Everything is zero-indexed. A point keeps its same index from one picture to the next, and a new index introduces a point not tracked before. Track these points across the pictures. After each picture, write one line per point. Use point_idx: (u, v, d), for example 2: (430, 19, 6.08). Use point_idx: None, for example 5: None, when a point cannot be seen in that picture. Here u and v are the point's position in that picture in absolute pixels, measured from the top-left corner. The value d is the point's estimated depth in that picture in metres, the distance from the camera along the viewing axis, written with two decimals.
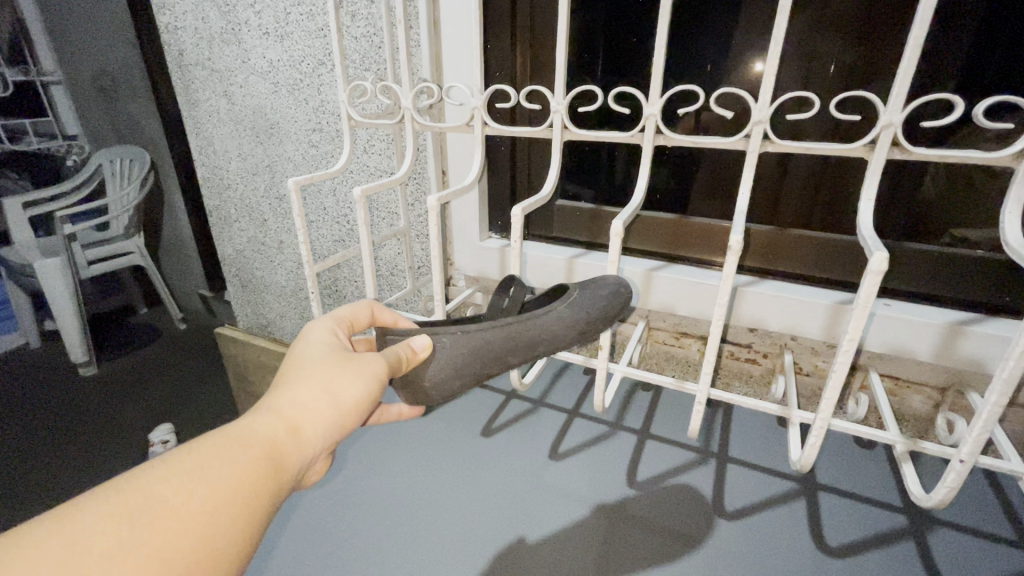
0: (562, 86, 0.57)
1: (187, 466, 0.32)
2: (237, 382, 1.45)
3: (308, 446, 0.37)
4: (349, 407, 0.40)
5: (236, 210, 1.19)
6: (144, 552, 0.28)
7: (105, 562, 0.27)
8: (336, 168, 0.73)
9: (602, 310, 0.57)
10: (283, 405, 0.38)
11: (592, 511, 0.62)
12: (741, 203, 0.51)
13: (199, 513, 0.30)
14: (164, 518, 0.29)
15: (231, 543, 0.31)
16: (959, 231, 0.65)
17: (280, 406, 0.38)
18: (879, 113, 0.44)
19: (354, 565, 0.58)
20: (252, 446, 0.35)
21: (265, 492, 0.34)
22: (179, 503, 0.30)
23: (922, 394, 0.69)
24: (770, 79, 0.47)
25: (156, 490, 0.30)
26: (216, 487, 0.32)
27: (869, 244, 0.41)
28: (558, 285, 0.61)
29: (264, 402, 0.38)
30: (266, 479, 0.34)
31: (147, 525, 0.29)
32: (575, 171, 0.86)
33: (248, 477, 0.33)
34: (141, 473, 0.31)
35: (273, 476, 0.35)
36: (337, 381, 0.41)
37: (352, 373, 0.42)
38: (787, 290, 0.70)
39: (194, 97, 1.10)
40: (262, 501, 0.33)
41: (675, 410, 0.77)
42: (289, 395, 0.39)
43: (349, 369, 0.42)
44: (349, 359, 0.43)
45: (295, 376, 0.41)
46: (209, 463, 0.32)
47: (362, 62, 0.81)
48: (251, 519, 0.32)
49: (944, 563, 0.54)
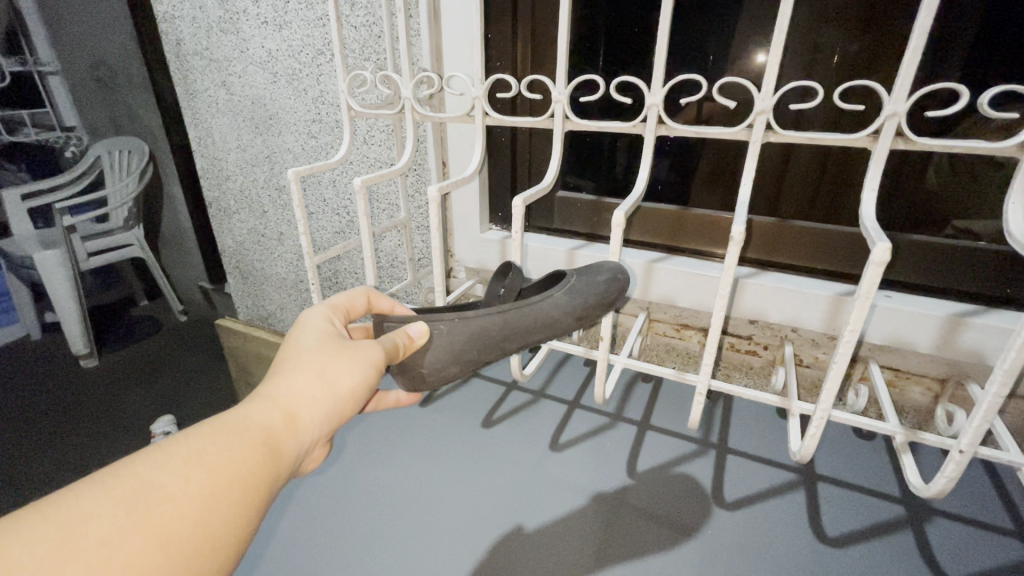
0: (563, 75, 0.57)
1: (184, 453, 0.32)
2: (238, 374, 1.46)
3: (306, 433, 0.37)
4: (347, 393, 0.40)
5: (236, 202, 1.18)
6: (143, 537, 0.28)
7: (103, 546, 0.27)
8: (336, 158, 0.73)
9: (605, 294, 0.56)
10: (280, 392, 0.38)
11: (593, 501, 0.62)
12: (742, 194, 0.51)
13: (197, 499, 0.30)
14: (162, 503, 0.29)
15: (230, 528, 0.31)
16: (961, 222, 0.65)
17: (277, 393, 0.38)
18: (884, 103, 0.44)
19: (355, 553, 0.59)
20: (249, 432, 0.35)
21: (263, 478, 0.34)
22: (176, 489, 0.30)
23: (922, 385, 0.69)
24: (774, 68, 0.47)
25: (153, 476, 0.30)
26: (213, 473, 0.32)
27: (871, 235, 0.41)
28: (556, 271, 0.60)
29: (261, 390, 0.39)
30: (263, 464, 0.34)
31: (144, 509, 0.29)
32: (576, 161, 0.85)
33: (246, 462, 0.33)
34: (139, 459, 0.31)
35: (271, 462, 0.35)
36: (334, 368, 0.41)
37: (349, 360, 0.42)
38: (788, 282, 0.70)
39: (192, 88, 1.09)
40: (260, 487, 0.34)
41: (675, 401, 0.78)
42: (286, 383, 0.39)
43: (346, 357, 0.42)
44: (345, 346, 0.43)
45: (292, 363, 0.41)
46: (206, 450, 0.33)
47: (362, 52, 0.81)
48: (249, 503, 0.33)
49: (941, 552, 0.55)
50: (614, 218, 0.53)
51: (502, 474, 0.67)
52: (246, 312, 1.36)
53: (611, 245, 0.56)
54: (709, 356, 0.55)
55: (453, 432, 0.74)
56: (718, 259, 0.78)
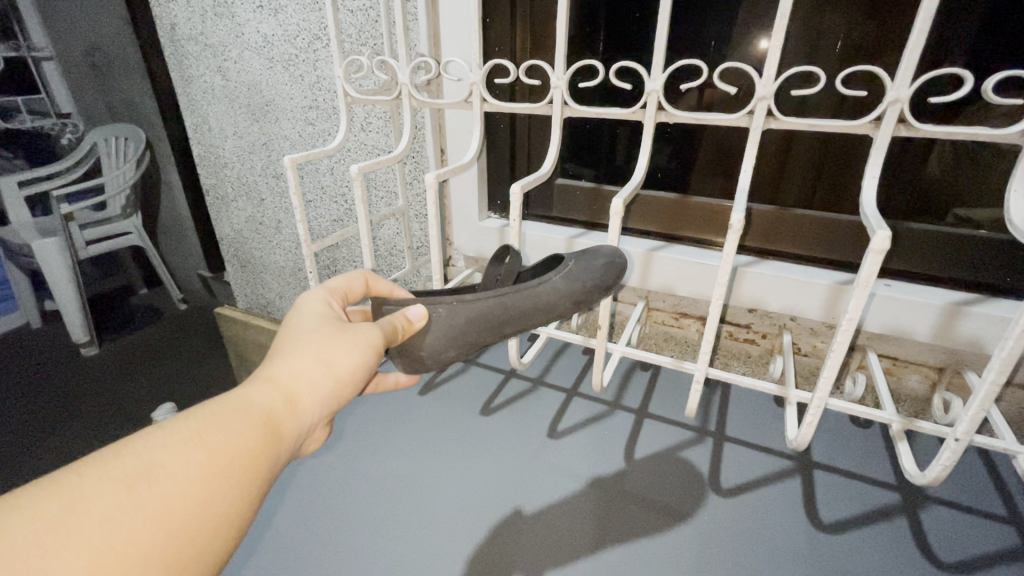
0: (562, 60, 0.56)
1: (184, 433, 0.32)
2: (238, 362, 1.46)
3: (306, 414, 0.37)
4: (346, 375, 0.40)
5: (234, 189, 1.18)
6: (144, 516, 0.28)
7: (104, 523, 0.27)
8: (333, 144, 0.72)
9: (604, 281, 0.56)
10: (279, 374, 0.38)
11: (591, 488, 0.63)
12: (743, 181, 0.51)
13: (199, 478, 0.31)
14: (163, 482, 0.29)
15: (232, 507, 0.32)
16: (963, 211, 0.65)
17: (277, 375, 0.38)
18: (887, 89, 0.43)
19: (354, 538, 0.59)
20: (249, 414, 0.35)
21: (264, 458, 0.34)
22: (177, 469, 0.30)
23: (919, 374, 0.69)
24: (776, 54, 0.46)
25: (153, 456, 0.30)
26: (214, 453, 0.32)
27: (872, 223, 0.40)
28: (553, 254, 0.60)
29: (260, 372, 0.39)
30: (264, 445, 0.34)
31: (145, 488, 0.29)
32: (576, 149, 0.85)
33: (246, 443, 0.33)
34: (139, 440, 0.31)
35: (271, 442, 0.35)
36: (333, 350, 0.41)
37: (348, 342, 0.42)
38: (788, 271, 0.70)
39: (187, 74, 1.08)
40: (261, 466, 0.34)
41: (673, 390, 0.78)
42: (286, 365, 0.39)
43: (345, 339, 0.42)
44: (345, 329, 0.43)
45: (291, 346, 0.41)
46: (206, 430, 0.33)
47: (359, 37, 0.79)
48: (250, 483, 0.33)
49: (935, 539, 0.56)
50: (613, 206, 0.53)
51: (500, 461, 0.67)
52: (245, 301, 1.36)
53: (610, 233, 0.56)
54: (707, 344, 0.54)
55: (451, 419, 0.74)
56: (718, 247, 0.78)
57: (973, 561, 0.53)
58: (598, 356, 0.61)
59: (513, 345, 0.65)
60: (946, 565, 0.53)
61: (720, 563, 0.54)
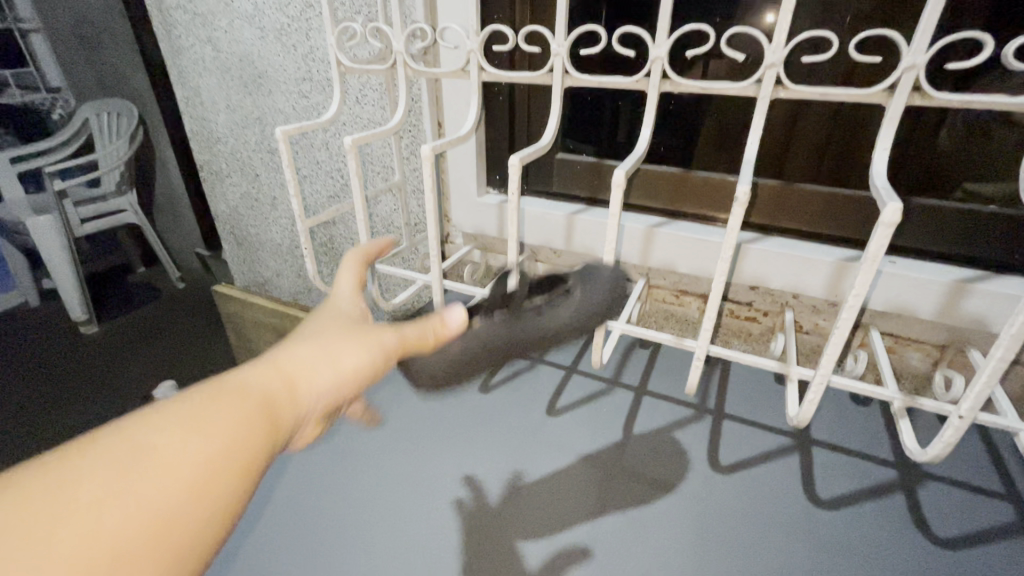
0: (563, 26, 0.54)
1: (184, 415, 0.31)
2: (236, 340, 1.46)
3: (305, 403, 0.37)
4: (350, 370, 0.40)
5: (228, 165, 1.15)
6: (139, 494, 0.27)
7: (96, 501, 0.26)
8: (327, 116, 0.70)
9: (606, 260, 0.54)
10: (282, 363, 0.38)
11: (589, 465, 0.63)
12: (749, 153, 0.49)
13: (197, 461, 0.30)
14: (159, 462, 0.29)
15: (229, 494, 0.30)
16: (973, 185, 0.63)
17: (280, 363, 0.38)
18: (902, 54, 0.41)
19: (351, 514, 0.59)
20: (250, 400, 0.34)
21: (265, 446, 0.33)
22: (175, 450, 0.29)
23: (921, 352, 0.68)
24: (787, 17, 0.44)
25: (152, 435, 0.30)
26: (215, 437, 0.31)
27: (882, 195, 0.39)
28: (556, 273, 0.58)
29: (264, 361, 0.38)
30: (265, 432, 0.34)
31: (141, 467, 0.28)
32: (576, 122, 0.83)
33: (247, 428, 0.33)
34: (138, 421, 0.31)
35: (272, 429, 0.34)
36: (339, 347, 0.41)
37: (354, 339, 0.42)
38: (791, 247, 0.69)
39: (177, 44, 1.05)
40: (262, 454, 0.33)
41: (672, 367, 0.78)
42: (290, 357, 0.39)
43: (353, 338, 0.42)
44: (353, 328, 0.43)
45: (298, 340, 0.41)
46: (207, 413, 0.32)
47: (352, 3, 0.76)
48: (249, 472, 0.32)
49: (931, 515, 0.56)
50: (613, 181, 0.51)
51: (499, 436, 0.67)
52: (241, 279, 1.35)
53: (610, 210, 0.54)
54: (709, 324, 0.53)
55: (450, 395, 0.74)
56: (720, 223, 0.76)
57: (970, 537, 0.54)
58: (598, 333, 0.60)
59: (511, 323, 0.64)
60: (942, 540, 0.53)
61: (718, 539, 0.54)
